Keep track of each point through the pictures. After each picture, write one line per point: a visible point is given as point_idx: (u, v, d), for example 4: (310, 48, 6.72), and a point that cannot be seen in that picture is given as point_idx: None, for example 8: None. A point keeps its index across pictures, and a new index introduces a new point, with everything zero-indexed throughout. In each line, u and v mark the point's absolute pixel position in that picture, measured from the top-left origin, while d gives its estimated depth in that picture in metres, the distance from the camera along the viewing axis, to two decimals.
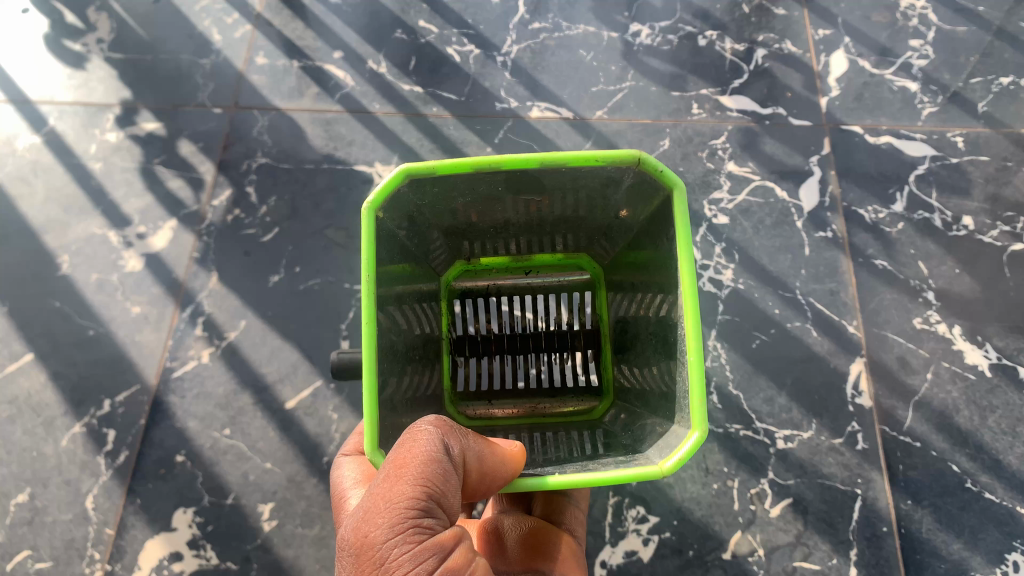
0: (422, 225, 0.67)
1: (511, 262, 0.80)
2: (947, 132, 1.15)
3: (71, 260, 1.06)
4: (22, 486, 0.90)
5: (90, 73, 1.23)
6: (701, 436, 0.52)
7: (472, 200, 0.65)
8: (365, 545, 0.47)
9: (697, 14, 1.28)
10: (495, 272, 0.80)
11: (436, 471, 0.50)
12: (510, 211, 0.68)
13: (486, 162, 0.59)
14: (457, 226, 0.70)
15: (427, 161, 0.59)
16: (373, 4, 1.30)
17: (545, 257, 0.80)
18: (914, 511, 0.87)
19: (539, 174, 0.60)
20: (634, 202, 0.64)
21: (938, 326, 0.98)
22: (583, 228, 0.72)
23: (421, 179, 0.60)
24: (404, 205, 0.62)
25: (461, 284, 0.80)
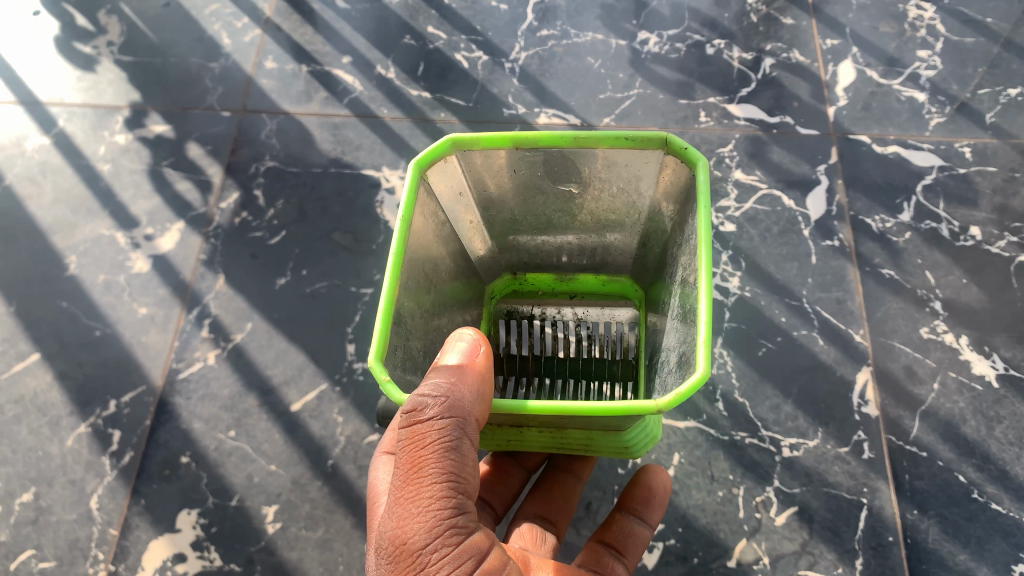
0: (462, 204, 0.71)
1: (560, 282, 0.81)
2: (955, 142, 1.15)
3: (79, 260, 1.06)
4: (28, 485, 0.90)
5: (100, 76, 1.24)
6: (703, 374, 0.49)
7: (507, 180, 0.69)
8: (405, 546, 0.52)
9: (705, 23, 1.29)
10: (540, 294, 0.82)
11: (451, 453, 0.52)
12: (544, 197, 0.71)
13: (527, 137, 0.62)
14: (495, 217, 0.74)
15: (473, 133, 0.63)
16: (382, 11, 1.32)
17: (590, 281, 0.80)
18: (920, 521, 0.86)
19: (571, 151, 0.64)
20: (670, 195, 0.66)
21: (945, 336, 0.98)
22: (623, 232, 0.74)
23: (470, 152, 0.65)
24: (446, 177, 0.66)
25: (509, 301, 0.82)
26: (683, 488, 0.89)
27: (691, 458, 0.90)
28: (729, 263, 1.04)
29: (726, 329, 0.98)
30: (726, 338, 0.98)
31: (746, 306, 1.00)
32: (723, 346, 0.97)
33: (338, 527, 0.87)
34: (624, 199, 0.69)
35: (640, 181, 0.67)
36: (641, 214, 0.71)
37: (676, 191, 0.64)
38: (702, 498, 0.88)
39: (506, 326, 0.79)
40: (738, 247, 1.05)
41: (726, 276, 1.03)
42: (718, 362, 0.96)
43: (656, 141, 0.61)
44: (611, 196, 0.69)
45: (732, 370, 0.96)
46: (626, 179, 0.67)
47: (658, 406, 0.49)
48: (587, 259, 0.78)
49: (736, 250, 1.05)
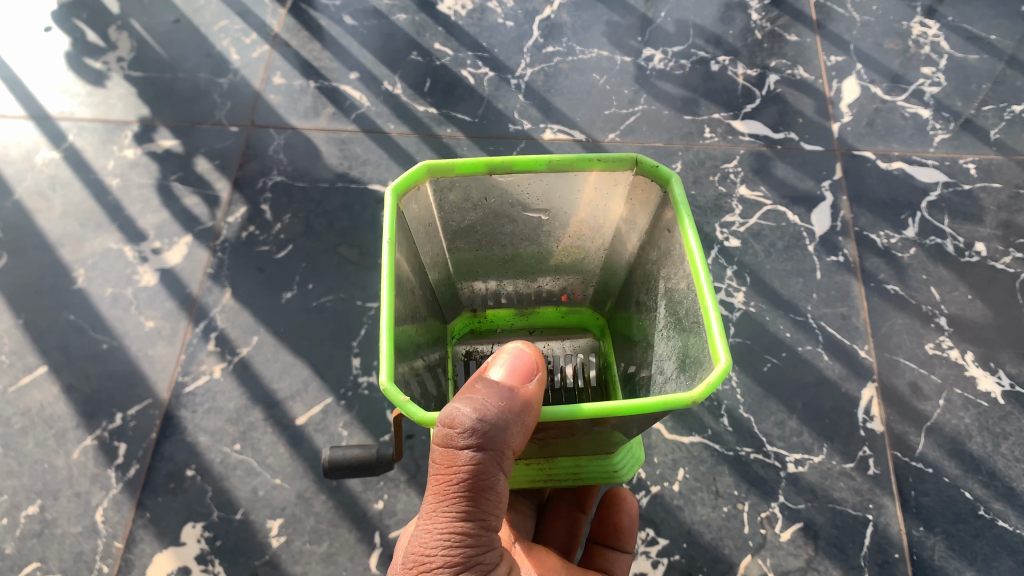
0: (434, 236, 0.68)
1: (517, 316, 0.81)
2: (959, 158, 1.15)
3: (87, 273, 1.07)
4: (33, 498, 0.90)
5: (110, 91, 1.25)
6: (725, 362, 0.48)
7: (479, 209, 0.67)
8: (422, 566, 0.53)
9: (709, 40, 1.30)
10: (498, 331, 0.81)
11: (480, 483, 0.52)
12: (519, 225, 0.69)
13: (499, 163, 0.60)
14: (466, 247, 0.71)
15: (447, 160, 0.61)
16: (389, 27, 1.33)
17: (546, 313, 0.80)
18: (926, 538, 0.86)
19: (545, 175, 0.62)
20: (635, 217, 0.65)
21: (950, 352, 0.98)
22: (586, 259, 0.74)
23: (442, 181, 0.62)
24: (417, 210, 0.63)
25: (468, 341, 0.80)
26: (687, 504, 0.88)
27: (696, 473, 0.90)
28: (734, 277, 1.04)
29: (731, 344, 0.98)
30: (732, 353, 0.97)
31: (751, 321, 1.00)
32: None
33: (342, 541, 0.87)
34: (600, 222, 0.68)
35: (614, 202, 0.65)
36: (609, 233, 0.70)
37: (644, 213, 0.64)
38: (707, 513, 0.88)
39: (463, 366, 0.77)
40: (743, 262, 1.05)
41: (731, 291, 1.02)
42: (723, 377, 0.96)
43: (626, 162, 0.60)
44: (588, 219, 0.68)
45: (737, 385, 0.95)
46: (600, 201, 0.66)
47: (688, 399, 0.48)
48: (544, 289, 0.78)
49: (741, 265, 1.05)
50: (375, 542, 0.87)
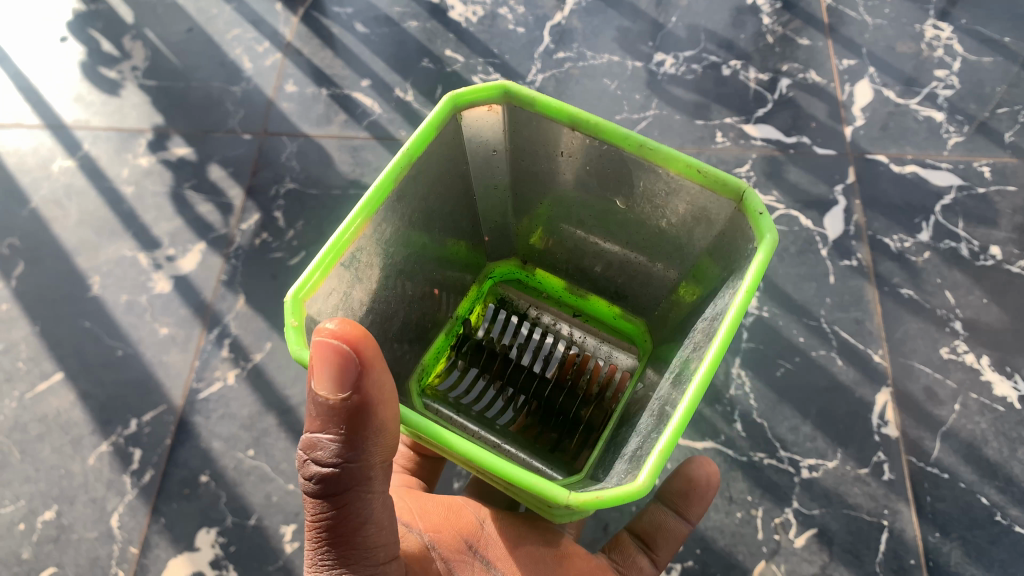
0: (486, 163, 0.70)
1: (570, 294, 0.82)
2: (973, 161, 1.14)
3: (102, 281, 1.08)
4: (50, 503, 0.91)
5: (124, 99, 1.26)
6: (641, 487, 0.46)
7: (557, 162, 0.68)
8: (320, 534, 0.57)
9: (721, 44, 1.30)
10: (544, 297, 0.83)
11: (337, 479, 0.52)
12: (583, 195, 0.70)
13: (590, 121, 0.61)
14: (529, 194, 0.74)
15: (533, 93, 0.62)
16: (400, 34, 1.34)
17: (601, 306, 0.80)
18: (942, 544, 0.86)
19: (630, 156, 0.61)
20: (709, 236, 0.63)
21: (965, 357, 0.97)
22: (636, 266, 0.73)
23: (521, 112, 0.64)
24: (493, 125, 0.66)
25: (513, 291, 0.83)
26: None
27: None
28: None
29: (744, 349, 0.98)
30: (745, 358, 0.97)
31: (764, 326, 0.99)
32: (740, 367, 0.96)
33: None
34: (665, 233, 0.67)
35: (692, 225, 0.64)
36: (684, 263, 0.68)
37: (720, 243, 0.62)
38: (720, 519, 0.87)
39: (493, 314, 0.82)
40: None
41: None
42: (736, 382, 0.95)
43: (725, 183, 0.57)
44: (648, 225, 0.68)
45: (751, 390, 0.95)
46: (677, 215, 0.64)
47: (564, 499, 0.45)
48: (614, 288, 0.78)
49: None
50: None
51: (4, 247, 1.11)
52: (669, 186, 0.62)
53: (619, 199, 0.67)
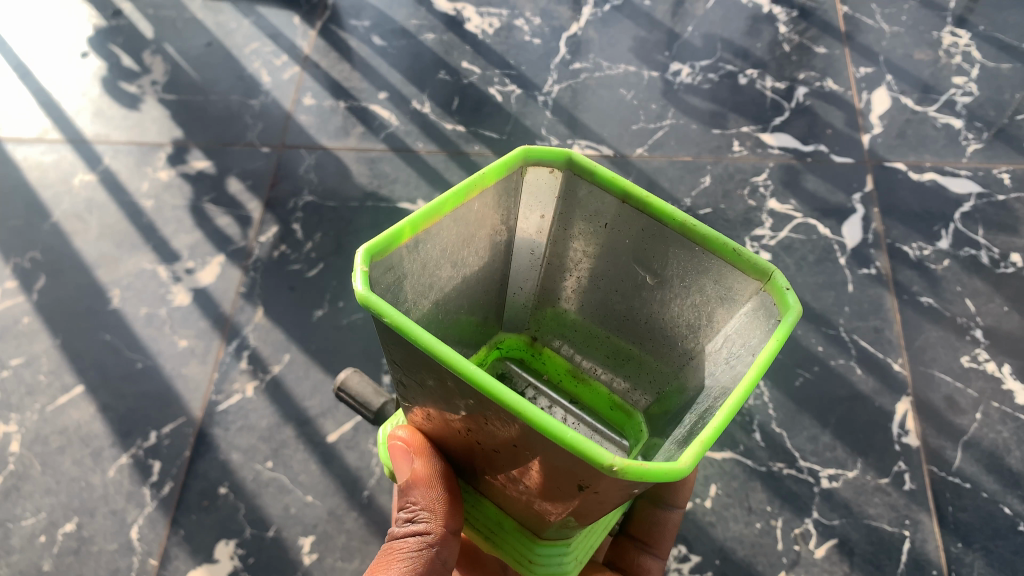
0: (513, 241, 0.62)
1: (570, 376, 0.68)
2: (993, 168, 1.13)
3: (122, 293, 1.09)
4: (71, 515, 0.91)
5: (144, 114, 1.28)
6: (681, 469, 0.39)
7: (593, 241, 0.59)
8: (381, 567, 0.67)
9: (737, 53, 1.30)
10: (544, 377, 0.69)
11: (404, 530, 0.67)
12: (602, 272, 0.61)
13: (637, 193, 0.52)
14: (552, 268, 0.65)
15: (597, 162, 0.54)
16: (416, 47, 1.35)
17: (601, 396, 0.67)
18: (965, 555, 0.84)
19: (670, 236, 0.53)
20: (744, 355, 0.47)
21: (987, 365, 0.96)
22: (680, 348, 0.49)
23: (578, 180, 0.56)
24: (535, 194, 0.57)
25: (511, 367, 0.69)
26: (720, 520, 0.87)
27: (729, 489, 0.88)
28: None
29: None
30: (764, 368, 0.96)
31: (783, 335, 0.99)
32: (760, 376, 0.96)
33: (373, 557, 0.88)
34: (697, 321, 0.55)
35: (712, 309, 0.53)
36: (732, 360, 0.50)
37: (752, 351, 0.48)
38: (740, 529, 0.87)
39: (491, 391, 0.68)
40: None
41: None
42: (754, 393, 0.94)
43: (756, 270, 0.49)
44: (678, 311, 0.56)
45: (770, 400, 0.94)
46: (705, 303, 0.54)
47: (608, 463, 0.39)
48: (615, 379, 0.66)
49: None
50: None
51: (25, 261, 1.12)
52: (699, 271, 0.53)
53: (649, 275, 0.56)
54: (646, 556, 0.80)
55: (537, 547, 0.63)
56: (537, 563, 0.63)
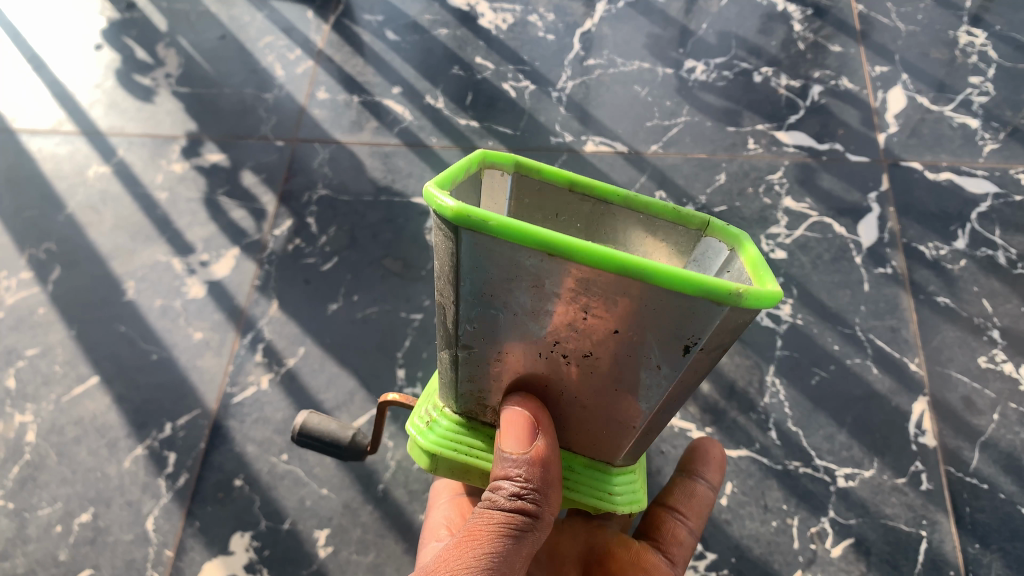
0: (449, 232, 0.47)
1: None
2: (1009, 169, 1.13)
3: (136, 285, 1.09)
4: (86, 505, 0.91)
5: (158, 107, 1.28)
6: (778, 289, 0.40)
7: None
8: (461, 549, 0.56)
9: (751, 51, 1.30)
10: None
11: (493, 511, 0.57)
12: None
13: (582, 180, 0.49)
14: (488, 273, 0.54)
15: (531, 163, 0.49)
16: (429, 42, 1.35)
17: None
18: (982, 555, 0.84)
19: (618, 215, 0.50)
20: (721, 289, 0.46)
21: (1004, 366, 0.96)
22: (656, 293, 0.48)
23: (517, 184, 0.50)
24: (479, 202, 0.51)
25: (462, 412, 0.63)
26: (736, 518, 0.87)
27: (745, 487, 0.88)
28: (781, 289, 1.03)
29: (779, 357, 0.97)
30: (779, 367, 0.96)
31: (798, 334, 0.99)
32: (775, 375, 0.96)
33: (389, 551, 0.88)
34: None
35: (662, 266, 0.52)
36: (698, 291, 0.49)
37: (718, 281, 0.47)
38: (756, 528, 0.86)
39: None
40: (790, 274, 1.04)
41: (778, 303, 1.02)
42: (771, 391, 0.95)
43: (698, 224, 0.48)
44: None
45: (785, 399, 0.94)
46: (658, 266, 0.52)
47: (730, 288, 0.38)
48: None
49: (788, 277, 1.04)
50: None
51: (40, 252, 1.12)
52: (655, 238, 0.50)
53: None
54: (680, 527, 0.73)
55: (612, 478, 0.59)
56: (616, 494, 0.58)
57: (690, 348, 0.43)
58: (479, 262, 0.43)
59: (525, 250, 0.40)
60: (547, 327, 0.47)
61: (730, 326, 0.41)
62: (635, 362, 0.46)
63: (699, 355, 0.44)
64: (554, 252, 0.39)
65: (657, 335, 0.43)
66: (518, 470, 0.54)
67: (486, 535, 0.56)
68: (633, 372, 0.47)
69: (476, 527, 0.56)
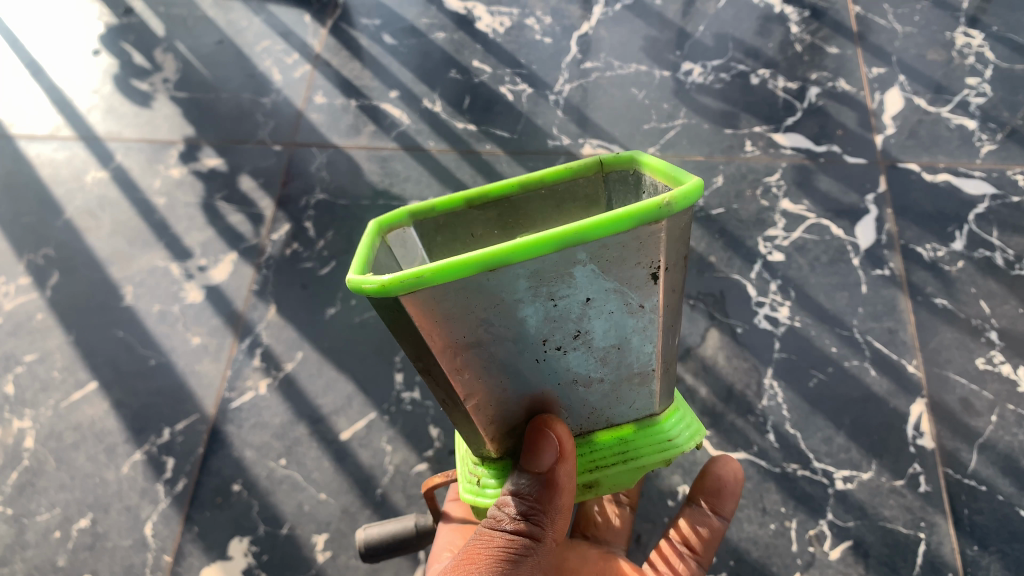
0: None
1: None
2: (1007, 169, 1.13)
3: (135, 290, 1.09)
4: (85, 511, 0.91)
5: (156, 112, 1.28)
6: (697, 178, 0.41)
7: None
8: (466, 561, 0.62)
9: (748, 53, 1.30)
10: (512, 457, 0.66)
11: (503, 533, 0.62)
12: None
13: (474, 193, 0.48)
14: None
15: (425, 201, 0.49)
16: (427, 45, 1.35)
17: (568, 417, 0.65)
18: (980, 557, 0.84)
19: (521, 204, 0.50)
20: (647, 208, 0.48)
21: (1002, 367, 0.96)
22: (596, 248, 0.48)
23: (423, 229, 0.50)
24: None
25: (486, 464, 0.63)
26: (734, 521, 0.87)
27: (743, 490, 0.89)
28: (779, 291, 1.03)
29: (776, 360, 0.97)
30: (777, 369, 0.97)
31: (796, 337, 0.99)
32: (773, 378, 0.96)
33: (387, 556, 0.87)
34: None
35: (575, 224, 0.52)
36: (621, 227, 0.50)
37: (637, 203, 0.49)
38: (754, 530, 0.87)
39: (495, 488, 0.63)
40: (788, 276, 1.05)
41: (775, 306, 1.02)
42: (769, 394, 0.95)
43: (594, 167, 0.49)
44: None
45: (783, 401, 0.94)
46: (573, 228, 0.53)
47: (659, 201, 0.39)
48: None
49: (785, 279, 1.04)
50: (420, 558, 0.87)
51: (38, 257, 1.12)
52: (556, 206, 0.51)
53: None
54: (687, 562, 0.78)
55: (665, 426, 0.58)
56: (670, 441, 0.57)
57: (657, 273, 0.44)
58: (439, 317, 0.43)
59: (472, 279, 0.40)
60: (531, 333, 0.46)
61: (670, 239, 0.42)
62: (619, 317, 0.47)
63: (666, 275, 0.45)
64: (495, 265, 0.40)
65: (624, 279, 0.44)
66: (522, 490, 0.58)
67: (485, 559, 0.61)
68: (614, 327, 0.48)
69: (477, 549, 0.62)
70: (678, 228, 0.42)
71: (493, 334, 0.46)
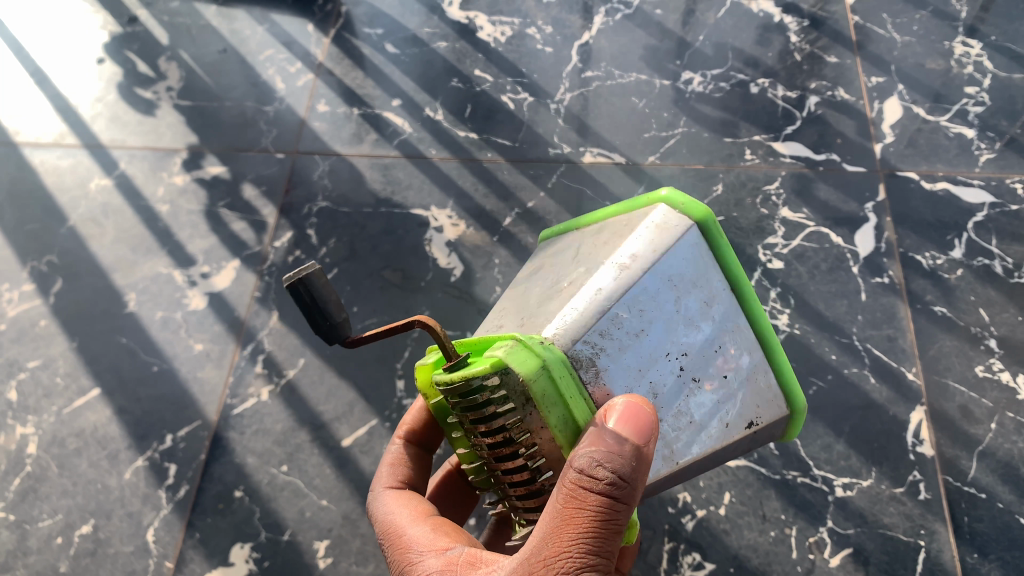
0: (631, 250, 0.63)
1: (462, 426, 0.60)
2: (1005, 178, 1.13)
3: (138, 297, 1.09)
4: (87, 517, 0.92)
5: (159, 119, 1.29)
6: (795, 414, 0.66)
7: None
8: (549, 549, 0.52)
9: (747, 62, 1.31)
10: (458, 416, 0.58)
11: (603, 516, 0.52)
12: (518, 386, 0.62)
13: None
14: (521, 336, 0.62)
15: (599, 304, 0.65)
16: (429, 55, 1.35)
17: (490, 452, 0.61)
18: (980, 565, 0.84)
19: None
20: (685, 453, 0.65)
21: (1001, 375, 0.96)
22: None
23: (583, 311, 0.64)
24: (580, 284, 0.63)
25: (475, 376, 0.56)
26: (734, 528, 0.87)
27: (743, 497, 0.89)
28: (778, 299, 1.04)
29: None
30: None
31: (796, 344, 1.00)
32: None
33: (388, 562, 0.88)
34: None
35: None
36: None
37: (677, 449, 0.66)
38: (754, 538, 0.87)
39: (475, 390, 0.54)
40: (787, 284, 1.05)
41: (775, 313, 1.02)
42: None
43: None
44: None
45: None
46: None
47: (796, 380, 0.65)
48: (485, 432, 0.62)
49: (785, 287, 1.05)
50: None
51: (42, 264, 1.13)
52: None
53: None
54: None
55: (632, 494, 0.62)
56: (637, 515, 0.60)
57: (753, 425, 0.62)
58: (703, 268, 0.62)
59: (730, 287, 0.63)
60: (700, 350, 0.60)
61: (770, 426, 0.65)
62: (734, 415, 0.61)
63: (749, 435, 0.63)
64: (744, 304, 0.63)
65: (745, 407, 0.62)
66: (615, 451, 0.51)
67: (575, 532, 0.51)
68: (732, 418, 0.61)
69: (562, 522, 0.52)
70: (763, 433, 0.65)
71: (692, 319, 0.60)
